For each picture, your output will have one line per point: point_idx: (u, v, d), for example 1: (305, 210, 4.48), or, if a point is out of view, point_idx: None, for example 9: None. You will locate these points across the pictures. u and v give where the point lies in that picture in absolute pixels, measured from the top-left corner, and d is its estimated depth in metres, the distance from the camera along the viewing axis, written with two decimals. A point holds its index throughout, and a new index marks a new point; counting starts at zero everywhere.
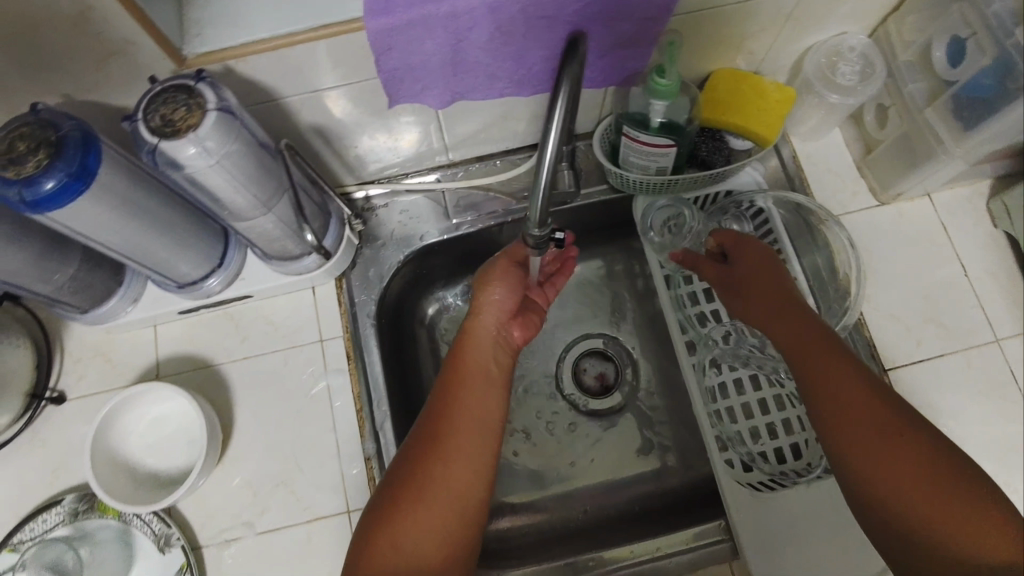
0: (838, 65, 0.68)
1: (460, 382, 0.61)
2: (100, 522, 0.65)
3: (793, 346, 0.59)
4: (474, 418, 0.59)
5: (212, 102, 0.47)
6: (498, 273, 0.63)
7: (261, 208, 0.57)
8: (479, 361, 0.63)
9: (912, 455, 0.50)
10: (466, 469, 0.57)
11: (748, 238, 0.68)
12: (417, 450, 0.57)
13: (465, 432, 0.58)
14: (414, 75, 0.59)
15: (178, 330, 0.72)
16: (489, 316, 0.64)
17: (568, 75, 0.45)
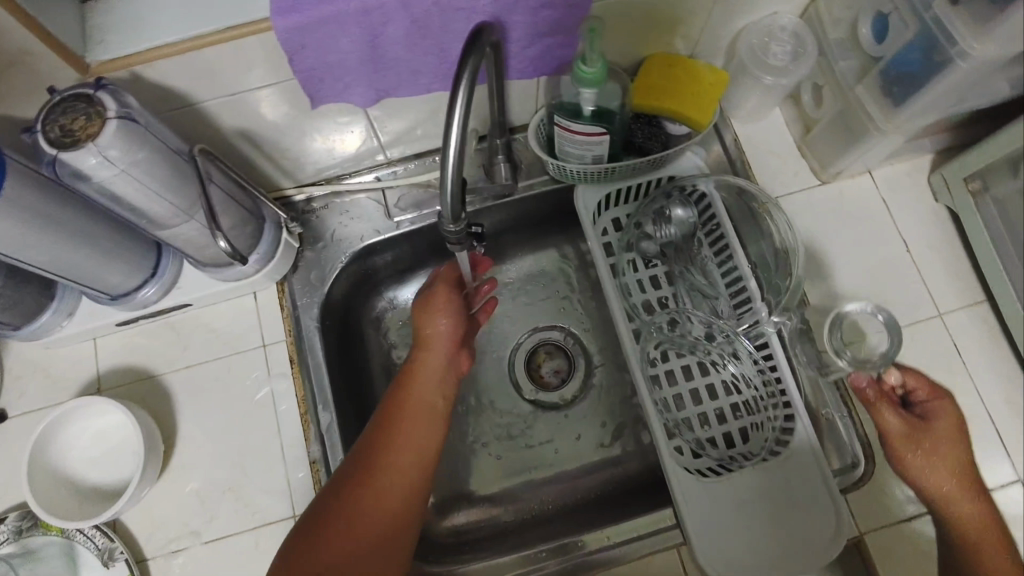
0: (770, 45, 0.68)
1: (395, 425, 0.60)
2: (43, 539, 0.65)
3: (944, 431, 0.66)
4: (408, 457, 0.59)
5: (112, 110, 0.46)
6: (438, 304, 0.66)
7: (181, 215, 0.57)
8: (426, 394, 0.63)
9: (969, 504, 0.64)
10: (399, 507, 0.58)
11: (942, 395, 0.67)
12: (357, 482, 0.57)
13: (397, 470, 0.58)
14: (333, 74, 0.57)
15: (118, 341, 0.71)
16: (439, 346, 0.66)
17: (470, 66, 0.45)
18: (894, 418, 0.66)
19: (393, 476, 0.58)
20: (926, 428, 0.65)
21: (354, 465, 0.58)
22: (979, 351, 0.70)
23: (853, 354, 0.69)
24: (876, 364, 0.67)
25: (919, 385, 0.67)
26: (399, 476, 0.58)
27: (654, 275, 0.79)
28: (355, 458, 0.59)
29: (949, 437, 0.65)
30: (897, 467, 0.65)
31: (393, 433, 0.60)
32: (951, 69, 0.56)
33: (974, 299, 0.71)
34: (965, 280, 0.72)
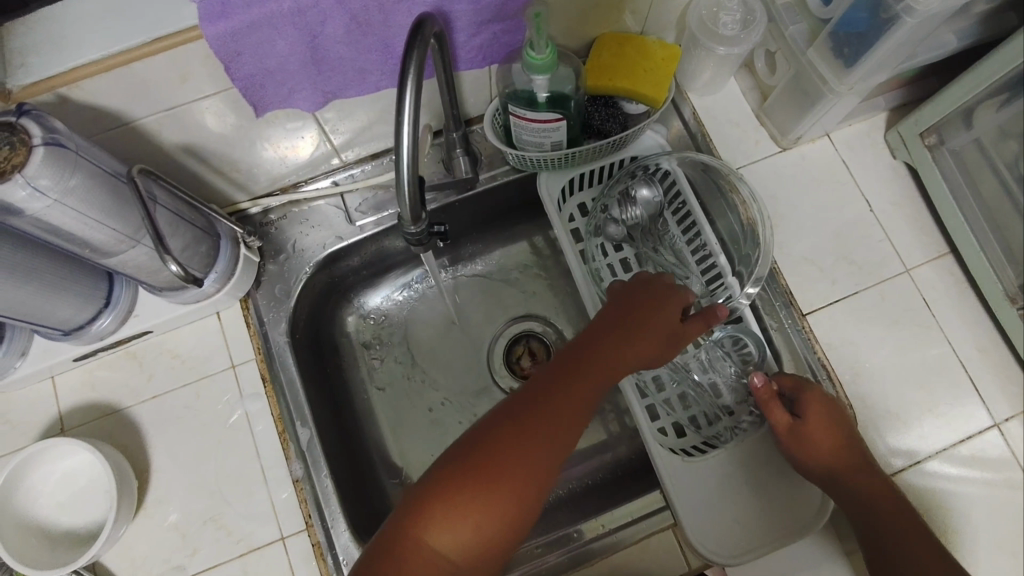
0: (719, 15, 0.67)
1: (590, 368, 0.55)
2: None
3: (821, 425, 0.63)
4: (570, 398, 0.53)
5: (38, 136, 0.44)
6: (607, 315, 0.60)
7: (127, 241, 0.54)
8: (627, 358, 0.57)
9: (868, 491, 0.62)
10: (511, 494, 0.50)
11: (812, 384, 0.65)
12: (473, 464, 0.50)
13: (533, 459, 0.51)
14: (274, 79, 0.55)
15: (78, 377, 0.68)
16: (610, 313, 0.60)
17: (416, 56, 0.44)
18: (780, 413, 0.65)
19: (525, 422, 0.52)
20: (806, 427, 0.63)
21: (501, 434, 0.51)
22: (947, 302, 0.71)
23: (745, 355, 0.72)
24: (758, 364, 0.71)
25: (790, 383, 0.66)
26: (568, 417, 0.53)
27: (625, 259, 0.78)
28: (486, 435, 0.51)
29: (833, 424, 0.63)
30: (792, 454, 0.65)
31: (534, 434, 0.51)
32: (899, 24, 0.56)
33: (939, 252, 0.72)
34: (928, 232, 0.73)
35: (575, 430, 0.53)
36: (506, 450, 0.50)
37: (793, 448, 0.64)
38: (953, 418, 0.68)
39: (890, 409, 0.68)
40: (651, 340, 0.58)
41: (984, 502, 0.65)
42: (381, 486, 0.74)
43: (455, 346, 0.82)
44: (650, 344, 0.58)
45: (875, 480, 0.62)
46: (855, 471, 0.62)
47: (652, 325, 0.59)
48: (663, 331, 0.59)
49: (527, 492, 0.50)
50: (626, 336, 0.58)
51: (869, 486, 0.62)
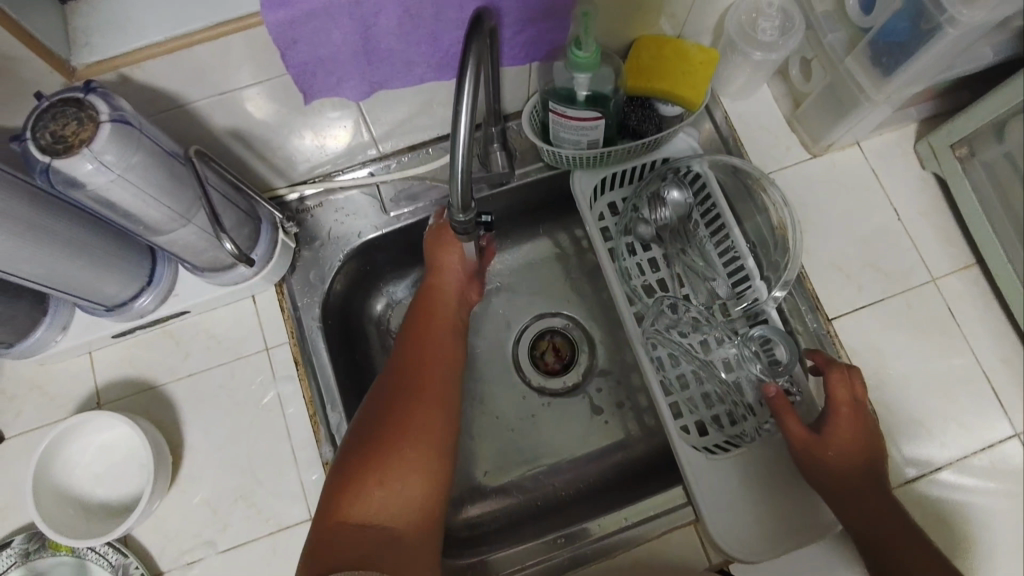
0: (758, 21, 0.68)
1: (415, 359, 0.65)
2: (53, 559, 0.63)
3: (848, 421, 0.63)
4: (433, 382, 0.64)
5: (105, 113, 0.45)
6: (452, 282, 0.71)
7: (179, 220, 0.55)
8: (445, 315, 0.70)
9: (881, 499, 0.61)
10: (427, 473, 0.59)
11: (857, 403, 0.63)
12: (391, 421, 0.59)
13: (430, 417, 0.61)
14: (325, 68, 0.56)
15: (116, 353, 0.69)
16: (451, 285, 0.71)
17: (475, 49, 0.45)
18: (797, 424, 0.64)
19: (405, 407, 0.61)
20: (826, 439, 0.62)
21: (405, 400, 0.61)
22: (972, 312, 0.72)
23: (770, 356, 0.71)
24: (784, 367, 0.69)
25: (839, 396, 0.63)
26: (431, 381, 0.64)
27: (654, 257, 0.79)
28: (391, 403, 0.61)
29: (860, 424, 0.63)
30: (814, 455, 0.63)
31: (426, 394, 0.62)
32: (941, 35, 0.57)
33: (966, 263, 0.73)
34: (955, 243, 0.74)
35: (439, 395, 0.63)
36: (410, 412, 0.61)
37: (811, 453, 0.63)
38: (975, 427, 0.68)
39: (914, 416, 0.68)
40: (443, 308, 0.70)
41: (1002, 511, 0.66)
42: None
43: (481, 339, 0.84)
44: (456, 323, 0.71)
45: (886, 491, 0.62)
46: (873, 477, 0.62)
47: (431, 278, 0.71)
48: (451, 304, 0.71)
49: (433, 447, 0.60)
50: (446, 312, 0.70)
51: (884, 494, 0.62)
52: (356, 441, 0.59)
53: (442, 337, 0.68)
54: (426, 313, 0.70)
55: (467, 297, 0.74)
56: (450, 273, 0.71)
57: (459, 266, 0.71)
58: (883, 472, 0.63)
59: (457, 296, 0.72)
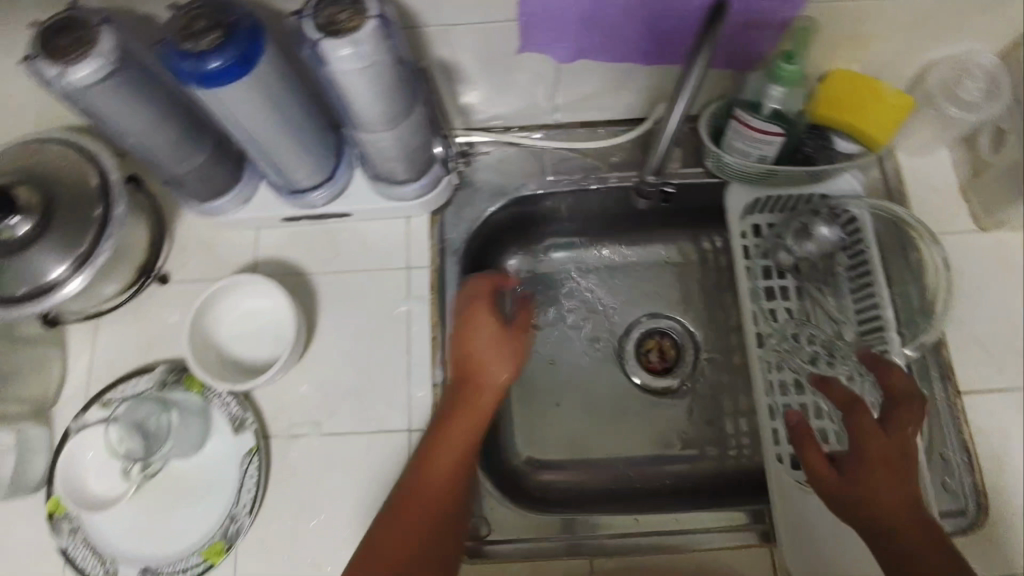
0: (963, 80, 0.70)
1: (464, 413, 0.65)
2: (184, 396, 0.69)
3: (878, 442, 0.54)
4: (446, 475, 0.63)
5: (372, 12, 0.51)
6: (496, 355, 0.68)
7: (385, 124, 0.61)
8: (491, 379, 0.67)
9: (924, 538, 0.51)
10: (445, 491, 0.63)
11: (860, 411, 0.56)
12: (403, 524, 0.61)
13: (441, 503, 0.63)
14: (549, 22, 0.61)
15: (278, 235, 0.76)
16: (479, 346, 0.68)
17: (703, 56, 0.53)
18: (820, 458, 0.56)
19: (424, 510, 0.62)
20: (848, 474, 0.54)
21: (415, 491, 0.63)
22: None
23: (889, 408, 0.70)
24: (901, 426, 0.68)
25: (859, 422, 0.55)
26: (472, 422, 0.65)
27: (786, 286, 0.78)
28: (422, 482, 0.63)
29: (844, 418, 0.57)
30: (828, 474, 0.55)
31: (439, 488, 0.63)
32: None
33: None
34: None
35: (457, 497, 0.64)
36: (430, 508, 0.62)
37: (833, 488, 0.55)
38: None
39: None
40: (491, 382, 0.67)
41: None
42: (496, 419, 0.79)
43: (592, 322, 0.85)
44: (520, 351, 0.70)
45: (935, 532, 0.52)
46: (913, 510, 0.52)
47: (467, 374, 0.68)
48: (484, 344, 0.68)
49: (446, 498, 0.63)
50: (457, 412, 0.65)
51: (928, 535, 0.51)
52: (387, 516, 0.62)
53: (461, 413, 0.65)
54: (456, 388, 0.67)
55: (508, 361, 0.69)
56: (492, 385, 0.67)
57: (486, 324, 0.69)
58: (936, 529, 0.52)
59: (505, 325, 0.70)
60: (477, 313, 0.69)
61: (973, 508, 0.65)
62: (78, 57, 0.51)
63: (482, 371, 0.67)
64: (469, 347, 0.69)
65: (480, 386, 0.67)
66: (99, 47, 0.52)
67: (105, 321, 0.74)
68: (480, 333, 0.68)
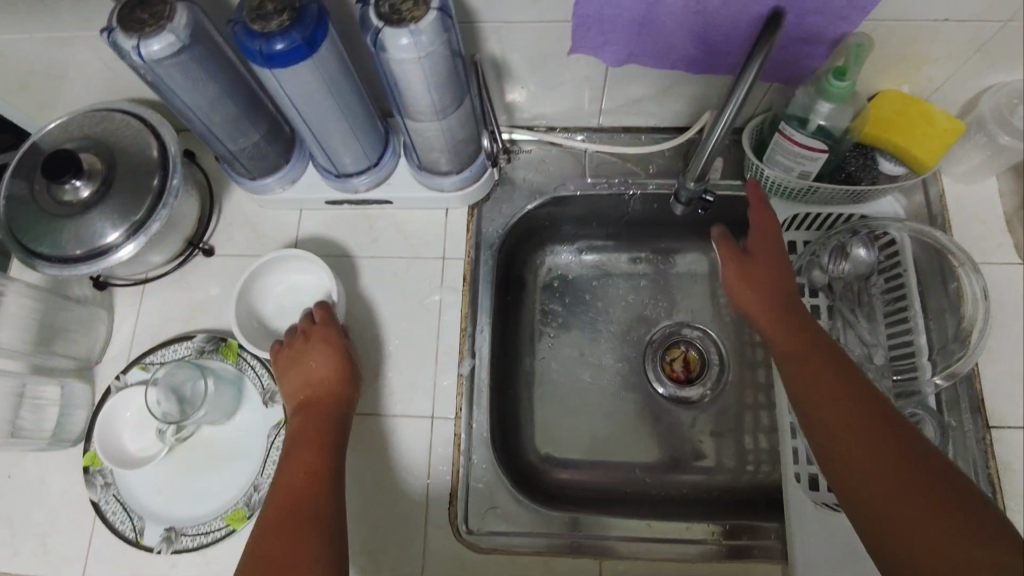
0: (1018, 108, 0.69)
1: (286, 467, 0.61)
2: (220, 364, 0.71)
3: (802, 353, 0.62)
4: (301, 504, 0.57)
5: (435, 2, 0.52)
6: (300, 355, 0.67)
7: (435, 114, 0.62)
8: (324, 389, 0.65)
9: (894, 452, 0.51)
10: (308, 478, 0.59)
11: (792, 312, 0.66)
12: (276, 521, 0.56)
13: (308, 504, 0.57)
14: (603, 26, 0.62)
15: (321, 218, 0.79)
16: (316, 375, 0.66)
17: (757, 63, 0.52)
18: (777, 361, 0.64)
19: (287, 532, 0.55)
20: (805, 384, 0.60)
21: (298, 484, 0.59)
22: None
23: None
24: None
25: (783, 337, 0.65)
26: (317, 430, 0.63)
27: (817, 305, 0.78)
28: (279, 493, 0.59)
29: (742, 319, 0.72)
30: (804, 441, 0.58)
31: (299, 490, 0.58)
32: None
33: None
34: None
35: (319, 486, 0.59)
36: (299, 512, 0.57)
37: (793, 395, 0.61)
38: None
39: None
40: (321, 386, 0.65)
41: None
42: (519, 414, 0.81)
43: (619, 327, 0.86)
44: (338, 360, 0.67)
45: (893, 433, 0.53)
46: (874, 424, 0.54)
47: (304, 394, 0.66)
48: (317, 365, 0.66)
49: (319, 495, 0.58)
50: (303, 425, 0.63)
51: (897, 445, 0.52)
52: (261, 525, 0.57)
53: (314, 430, 0.63)
54: (299, 411, 0.65)
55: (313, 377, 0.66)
56: (319, 381, 0.66)
57: (326, 349, 0.67)
58: (893, 422, 0.54)
59: (325, 362, 0.66)
60: (309, 342, 0.67)
61: None
62: (154, 30, 0.53)
63: (308, 387, 0.65)
64: (307, 374, 0.66)
65: (317, 404, 0.65)
66: (174, 21, 0.54)
67: (151, 287, 0.77)
68: (312, 349, 0.67)
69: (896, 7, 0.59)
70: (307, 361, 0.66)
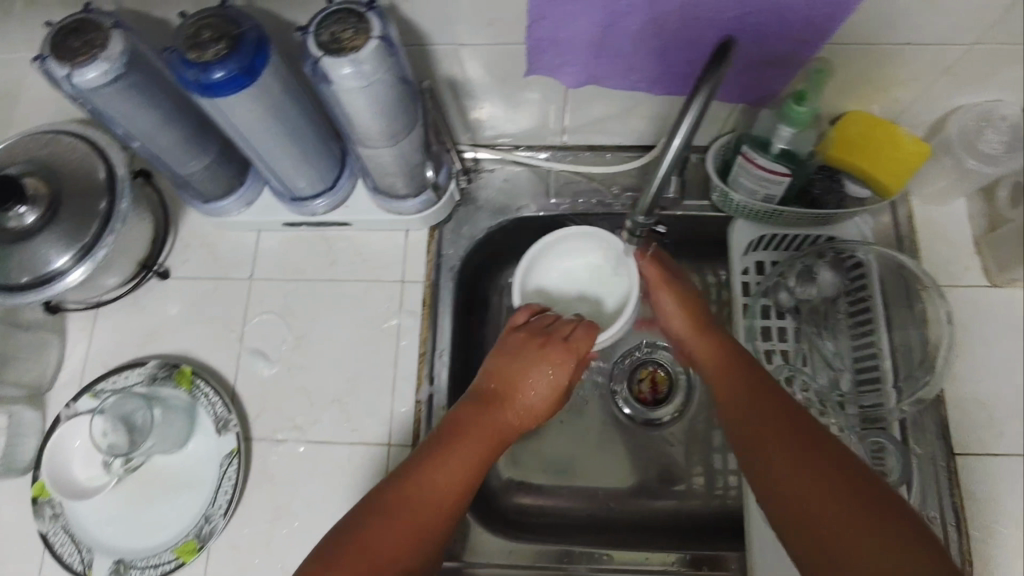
0: (985, 132, 0.67)
1: (473, 425, 0.60)
2: (172, 391, 0.70)
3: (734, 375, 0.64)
4: (447, 486, 0.56)
5: (377, 31, 0.51)
6: (532, 360, 0.65)
7: (386, 140, 0.61)
8: (525, 396, 0.65)
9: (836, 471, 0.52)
10: (462, 465, 0.58)
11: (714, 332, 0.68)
12: (419, 470, 0.56)
13: (446, 481, 0.56)
14: (558, 49, 0.61)
15: (278, 239, 0.77)
16: (529, 386, 0.65)
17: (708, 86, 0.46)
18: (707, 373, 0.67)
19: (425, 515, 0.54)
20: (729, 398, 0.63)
21: (437, 447, 0.58)
22: None
23: (878, 466, 0.67)
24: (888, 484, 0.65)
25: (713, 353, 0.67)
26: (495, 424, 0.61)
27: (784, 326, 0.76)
28: (414, 463, 0.57)
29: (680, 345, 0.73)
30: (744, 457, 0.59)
31: (449, 445, 0.58)
32: None
33: None
34: None
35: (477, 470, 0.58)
36: (432, 472, 0.56)
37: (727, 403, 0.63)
38: None
39: None
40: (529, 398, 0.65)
41: None
42: None
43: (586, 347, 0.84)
44: (565, 363, 0.65)
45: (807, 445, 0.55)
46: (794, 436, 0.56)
47: (500, 381, 0.65)
48: (539, 375, 0.65)
49: (459, 486, 0.57)
50: (481, 412, 0.62)
51: (839, 459, 0.53)
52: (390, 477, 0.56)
53: (487, 414, 0.62)
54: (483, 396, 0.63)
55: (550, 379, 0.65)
56: (526, 390, 0.65)
57: (547, 370, 0.65)
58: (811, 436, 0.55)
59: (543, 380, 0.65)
60: (545, 349, 0.65)
61: None
62: (87, 59, 0.52)
63: (517, 388, 0.65)
64: (523, 373, 0.65)
65: (508, 405, 0.64)
66: (108, 50, 0.52)
67: (103, 310, 0.75)
68: (528, 354, 0.65)
69: (856, 33, 0.57)
70: (531, 364, 0.65)
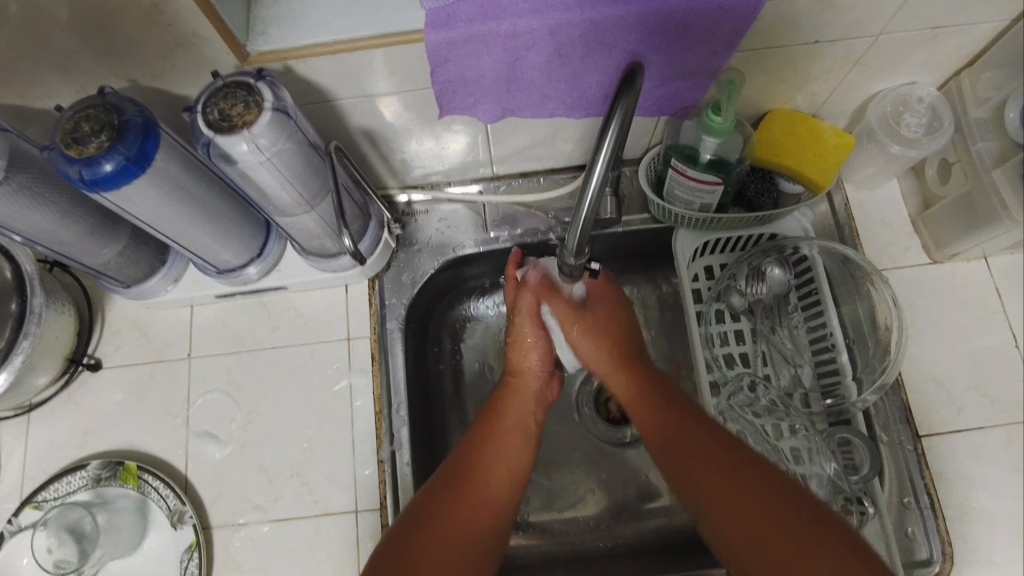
0: (904, 115, 0.68)
1: (497, 432, 0.65)
2: (119, 490, 0.67)
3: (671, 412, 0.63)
4: (503, 469, 0.63)
5: (269, 101, 0.48)
6: (527, 335, 0.70)
7: (304, 205, 0.59)
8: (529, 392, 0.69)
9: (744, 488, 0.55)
10: (516, 463, 0.64)
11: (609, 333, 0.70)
12: (461, 476, 0.61)
13: (498, 479, 0.63)
14: (467, 89, 0.58)
15: (212, 312, 0.74)
16: (532, 372, 0.70)
17: (623, 105, 0.43)
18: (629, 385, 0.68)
19: (491, 499, 0.61)
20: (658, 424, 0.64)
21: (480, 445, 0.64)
22: None
23: (848, 459, 0.67)
24: (860, 478, 0.65)
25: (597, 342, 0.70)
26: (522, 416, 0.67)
27: (740, 329, 0.75)
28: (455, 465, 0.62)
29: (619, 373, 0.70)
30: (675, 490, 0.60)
31: (498, 442, 0.64)
32: None
33: None
34: None
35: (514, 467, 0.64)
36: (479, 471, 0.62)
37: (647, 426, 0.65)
38: None
39: (991, 558, 0.64)
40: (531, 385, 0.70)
41: None
42: None
43: None
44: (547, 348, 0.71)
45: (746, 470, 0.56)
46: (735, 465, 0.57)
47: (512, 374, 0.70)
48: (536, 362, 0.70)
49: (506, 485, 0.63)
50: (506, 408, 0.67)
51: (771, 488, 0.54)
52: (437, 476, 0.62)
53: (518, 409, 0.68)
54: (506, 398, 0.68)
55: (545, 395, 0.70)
56: (533, 371, 0.70)
57: (542, 342, 0.70)
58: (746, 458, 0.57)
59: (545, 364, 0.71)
60: (534, 324, 0.69)
61: (937, 563, 0.64)
62: None
63: (523, 373, 0.70)
64: (523, 356, 0.70)
65: (525, 393, 0.69)
66: None
67: (36, 414, 0.71)
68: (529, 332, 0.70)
69: (763, 39, 0.57)
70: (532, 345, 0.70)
